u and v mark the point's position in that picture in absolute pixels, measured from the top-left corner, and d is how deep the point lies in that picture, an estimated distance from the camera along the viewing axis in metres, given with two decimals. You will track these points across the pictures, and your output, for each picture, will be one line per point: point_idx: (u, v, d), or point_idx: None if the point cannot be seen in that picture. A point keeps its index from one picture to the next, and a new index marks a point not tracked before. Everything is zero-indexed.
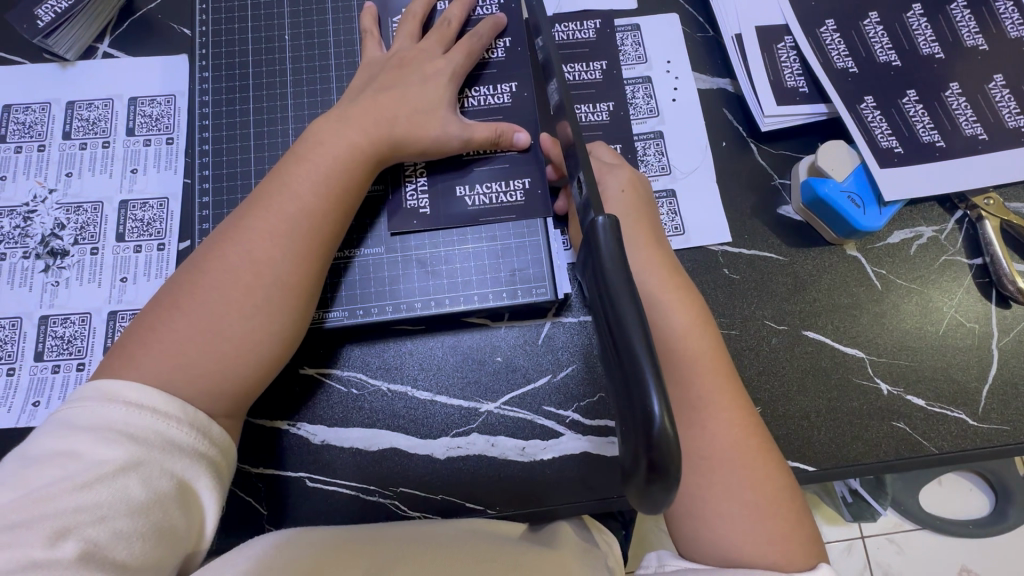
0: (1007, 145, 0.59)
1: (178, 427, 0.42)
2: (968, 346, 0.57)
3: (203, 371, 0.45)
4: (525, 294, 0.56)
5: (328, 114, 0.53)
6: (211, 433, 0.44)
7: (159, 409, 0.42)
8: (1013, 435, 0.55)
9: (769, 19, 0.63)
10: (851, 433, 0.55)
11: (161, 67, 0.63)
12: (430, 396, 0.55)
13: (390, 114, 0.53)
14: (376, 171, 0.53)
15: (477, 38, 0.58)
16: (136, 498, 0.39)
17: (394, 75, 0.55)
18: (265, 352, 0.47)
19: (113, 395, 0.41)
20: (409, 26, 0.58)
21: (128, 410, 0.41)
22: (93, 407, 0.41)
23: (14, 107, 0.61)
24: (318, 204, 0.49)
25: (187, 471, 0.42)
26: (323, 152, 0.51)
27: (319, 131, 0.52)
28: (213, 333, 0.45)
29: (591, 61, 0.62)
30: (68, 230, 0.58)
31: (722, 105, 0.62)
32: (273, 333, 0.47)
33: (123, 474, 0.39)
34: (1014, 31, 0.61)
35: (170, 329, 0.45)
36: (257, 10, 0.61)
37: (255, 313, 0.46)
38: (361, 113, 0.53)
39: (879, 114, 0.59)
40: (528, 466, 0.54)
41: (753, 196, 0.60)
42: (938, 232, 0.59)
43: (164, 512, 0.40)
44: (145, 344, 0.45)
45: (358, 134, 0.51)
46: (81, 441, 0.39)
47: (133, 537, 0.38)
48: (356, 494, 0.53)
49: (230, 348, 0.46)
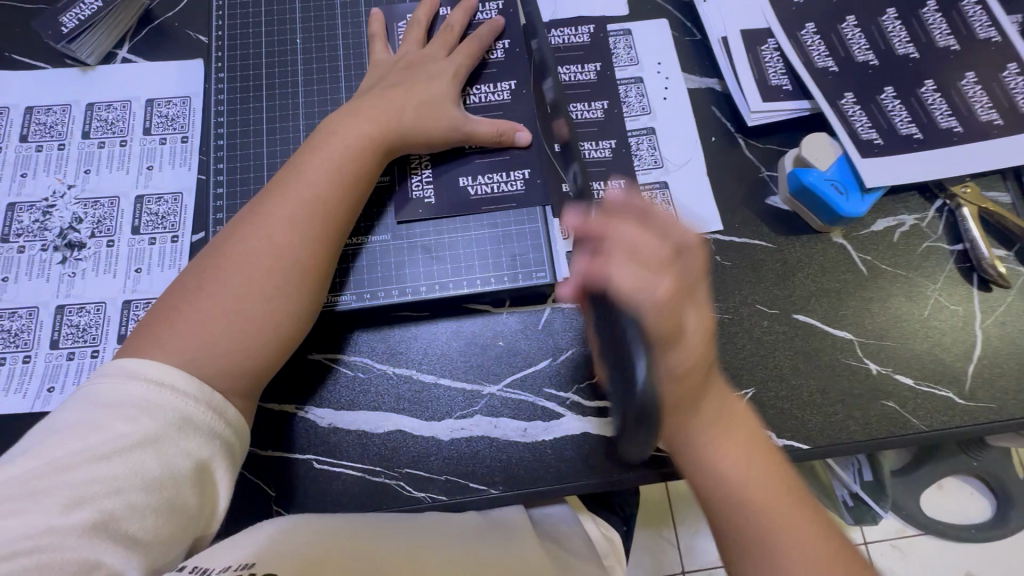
0: (981, 137, 0.62)
1: (197, 406, 0.44)
2: (951, 328, 0.59)
3: (226, 347, 0.47)
4: (526, 279, 0.58)
5: (339, 110, 0.57)
6: (227, 414, 0.45)
7: (179, 389, 0.43)
8: (999, 412, 0.57)
9: (753, 22, 0.67)
10: (842, 412, 0.56)
11: (177, 70, 0.66)
12: (434, 378, 0.57)
13: (397, 112, 0.56)
14: (386, 160, 0.56)
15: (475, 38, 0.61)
16: (151, 474, 0.41)
17: (398, 76, 0.59)
18: (284, 331, 0.49)
19: (136, 372, 0.43)
20: (414, 33, 0.62)
21: (150, 387, 0.43)
22: (118, 382, 0.43)
23: (36, 109, 0.64)
24: (331, 191, 0.52)
25: (202, 450, 0.43)
26: (336, 143, 0.54)
27: (331, 124, 0.55)
28: (235, 311, 0.48)
29: (586, 62, 0.66)
30: (86, 223, 0.61)
31: (710, 103, 0.65)
32: (291, 313, 0.50)
33: (140, 450, 0.41)
34: (983, 32, 0.65)
35: (193, 310, 0.47)
36: (270, 16, 0.65)
37: (275, 292, 0.49)
38: (370, 107, 0.56)
39: (859, 109, 0.62)
40: (530, 446, 0.55)
41: (743, 188, 0.63)
42: (920, 220, 0.62)
43: (176, 490, 0.42)
44: (169, 323, 0.47)
45: (369, 127, 0.55)
46: (104, 415, 0.41)
47: (146, 512, 0.40)
48: (361, 476, 0.55)
49: (251, 325, 0.48)
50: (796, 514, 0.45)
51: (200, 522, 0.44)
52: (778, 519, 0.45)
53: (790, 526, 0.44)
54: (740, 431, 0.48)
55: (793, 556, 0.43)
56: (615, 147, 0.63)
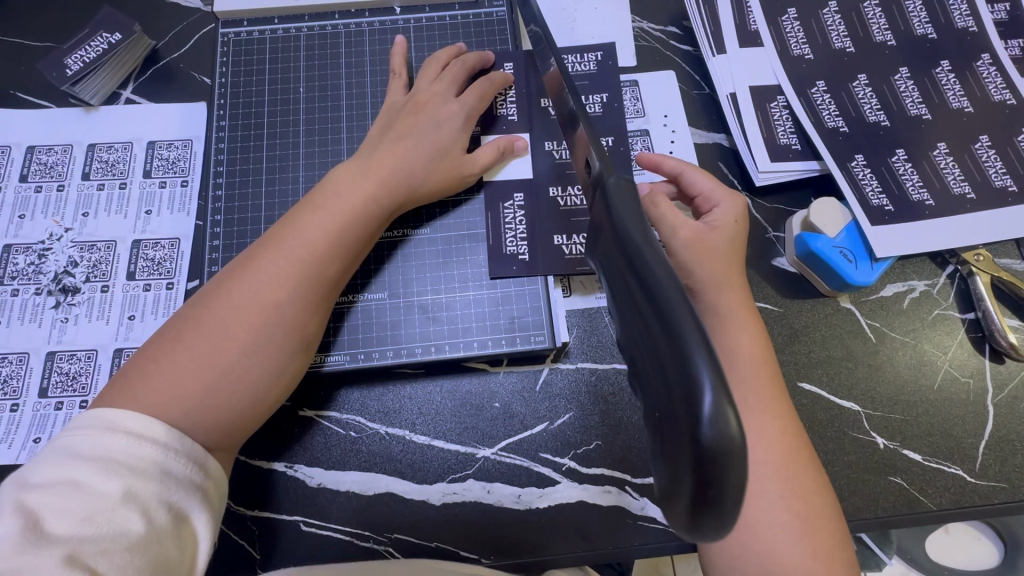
0: (995, 204, 0.60)
1: (176, 458, 0.43)
2: (963, 401, 0.57)
3: (201, 407, 0.45)
4: (524, 341, 0.57)
5: (348, 163, 0.56)
6: (207, 466, 0.45)
7: (159, 440, 0.42)
8: (1011, 492, 0.55)
9: (762, 79, 0.66)
10: (848, 487, 0.54)
11: (180, 113, 0.66)
12: (427, 440, 0.55)
13: (407, 164, 0.55)
14: (389, 215, 0.55)
15: (490, 80, 0.61)
16: (134, 531, 0.39)
17: (408, 119, 0.58)
18: (260, 390, 0.48)
19: (113, 425, 0.42)
20: (432, 71, 0.61)
21: (130, 440, 0.41)
22: (96, 435, 0.41)
23: (37, 149, 0.64)
24: (326, 252, 0.51)
25: (183, 502, 0.42)
26: (336, 197, 0.53)
27: (336, 178, 0.54)
28: (212, 370, 0.46)
29: (592, 93, 0.65)
30: (81, 268, 0.60)
31: (717, 159, 0.64)
32: (271, 374, 0.49)
33: (123, 506, 0.39)
34: (997, 94, 0.64)
35: (172, 360, 0.46)
36: (275, 62, 0.64)
37: (258, 353, 0.48)
38: (377, 162, 0.55)
39: (869, 172, 0.61)
40: (523, 514, 0.54)
41: (749, 248, 0.61)
42: (930, 286, 0.60)
43: (161, 546, 0.39)
44: (146, 373, 0.46)
45: (372, 185, 0.54)
46: (83, 470, 0.39)
47: (130, 571, 0.38)
48: (349, 539, 0.53)
49: (229, 385, 0.47)
50: (816, 503, 0.46)
51: None
52: (801, 516, 0.45)
53: (810, 517, 0.45)
54: (776, 421, 0.47)
55: (811, 546, 0.44)
56: None
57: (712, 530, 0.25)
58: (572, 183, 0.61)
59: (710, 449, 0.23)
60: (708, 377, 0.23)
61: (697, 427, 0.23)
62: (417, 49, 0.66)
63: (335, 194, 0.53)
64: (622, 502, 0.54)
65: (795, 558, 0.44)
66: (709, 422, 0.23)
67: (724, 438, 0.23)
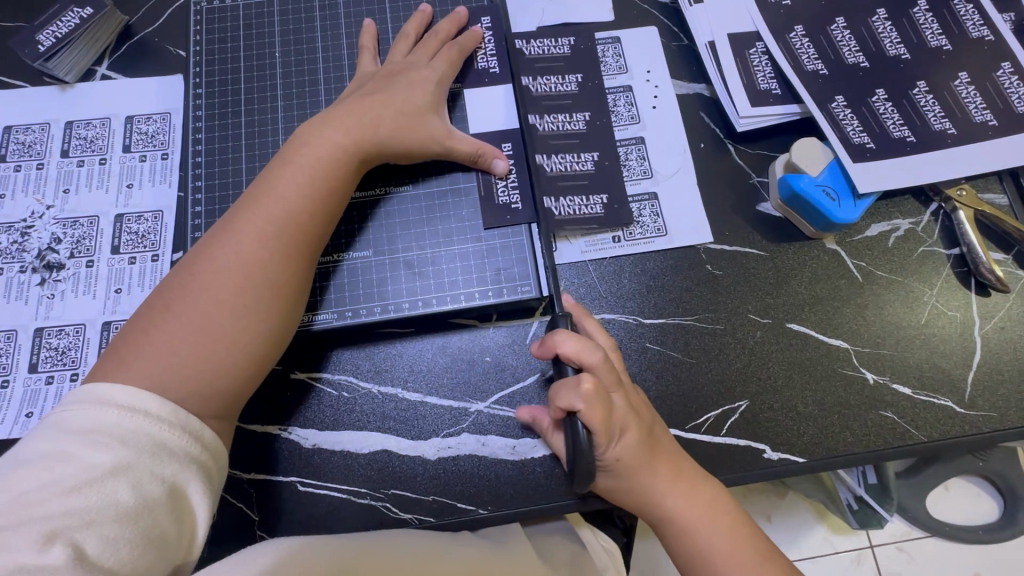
0: (976, 139, 0.60)
1: (170, 430, 0.42)
2: (950, 335, 0.57)
3: (196, 369, 0.46)
4: (511, 292, 0.57)
5: (315, 118, 0.55)
6: (202, 437, 0.44)
7: (152, 413, 0.42)
8: (1001, 421, 0.55)
9: (740, 26, 0.65)
10: (839, 424, 0.55)
11: (157, 86, 0.65)
12: (420, 397, 0.56)
13: (374, 117, 0.55)
14: (361, 169, 0.55)
15: (462, 50, 0.61)
16: (125, 503, 0.39)
17: (379, 84, 0.58)
18: (254, 351, 0.48)
19: (104, 398, 0.42)
20: (402, 44, 0.61)
21: (122, 413, 0.41)
22: (87, 410, 0.41)
23: (14, 129, 0.63)
24: (304, 209, 0.51)
25: (177, 475, 0.42)
26: (309, 156, 0.53)
27: (306, 134, 0.54)
28: (204, 334, 0.46)
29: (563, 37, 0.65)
30: (65, 244, 0.60)
31: (699, 109, 0.64)
32: (262, 333, 0.49)
33: (113, 478, 0.39)
34: (974, 31, 0.64)
35: (162, 330, 0.46)
36: (249, 28, 0.64)
37: (246, 313, 0.48)
38: (344, 115, 0.55)
39: (851, 112, 0.61)
40: (519, 464, 0.54)
41: (733, 195, 0.62)
42: (915, 224, 0.60)
43: (153, 518, 0.40)
44: (138, 345, 0.46)
45: (341, 136, 0.54)
46: (74, 444, 0.39)
47: (121, 544, 0.38)
48: (347, 498, 0.53)
49: (220, 346, 0.47)
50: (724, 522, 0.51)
51: (180, 551, 0.42)
52: (723, 547, 0.50)
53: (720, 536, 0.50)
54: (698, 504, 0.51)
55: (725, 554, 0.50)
56: (597, 161, 0.61)
57: None
58: (555, 151, 0.61)
59: None
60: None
61: None
62: (392, 10, 0.65)
63: (305, 147, 0.52)
64: None
65: (703, 563, 0.50)
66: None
67: None
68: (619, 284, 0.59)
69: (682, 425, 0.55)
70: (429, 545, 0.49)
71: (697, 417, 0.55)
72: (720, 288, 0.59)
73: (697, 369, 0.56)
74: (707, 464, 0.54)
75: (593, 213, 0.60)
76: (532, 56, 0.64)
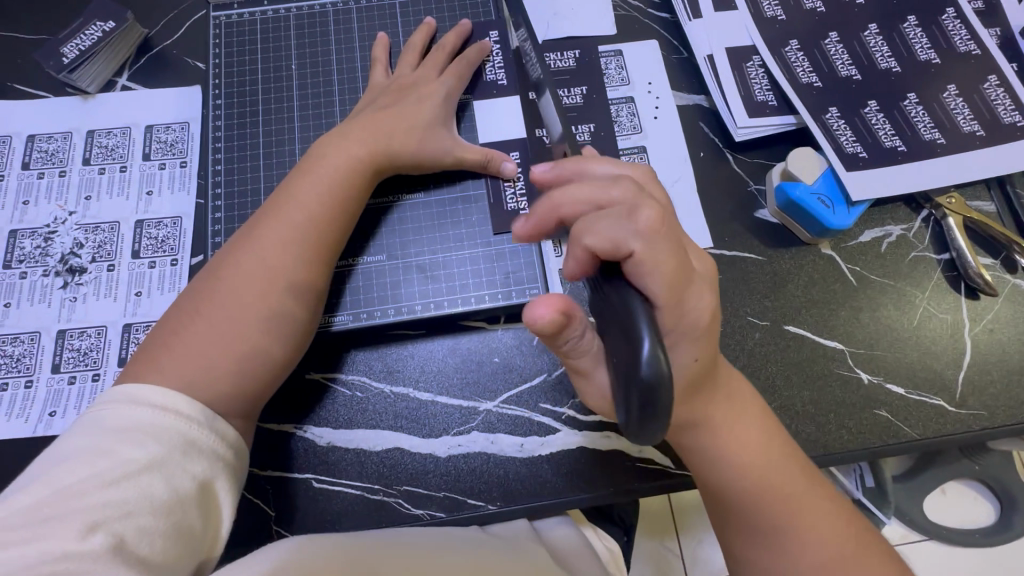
0: (964, 148, 0.63)
1: (199, 429, 0.44)
2: (941, 337, 0.60)
3: (223, 371, 0.48)
4: (519, 295, 0.59)
5: (333, 131, 0.58)
6: (228, 436, 0.46)
7: (183, 412, 0.44)
8: (990, 419, 0.57)
9: (737, 40, 0.68)
10: (835, 422, 0.57)
11: (175, 97, 0.67)
12: (431, 396, 0.57)
13: (388, 128, 0.57)
14: (376, 178, 0.57)
15: (470, 63, 0.63)
16: (158, 497, 0.41)
17: (391, 96, 0.60)
18: (278, 354, 0.50)
19: (138, 398, 0.44)
20: (411, 56, 0.64)
21: (155, 412, 0.43)
22: (122, 409, 0.43)
23: (38, 137, 0.65)
24: (323, 218, 0.53)
25: (207, 472, 0.44)
26: (327, 166, 0.55)
27: (324, 146, 0.56)
28: (231, 336, 0.49)
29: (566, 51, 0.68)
30: (87, 249, 0.62)
31: (698, 120, 0.67)
32: (286, 336, 0.51)
33: (148, 473, 0.41)
34: (962, 46, 0.67)
35: (191, 333, 0.48)
36: (266, 41, 0.66)
37: (271, 317, 0.50)
38: (360, 127, 0.57)
39: (844, 123, 0.64)
40: (526, 462, 0.56)
41: (732, 202, 0.64)
42: (907, 230, 0.63)
43: (184, 512, 0.42)
44: (167, 347, 0.48)
45: (357, 147, 0.56)
46: (111, 441, 0.41)
47: (155, 535, 0.40)
48: (360, 494, 0.55)
49: (246, 348, 0.49)
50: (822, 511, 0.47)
51: (206, 545, 0.43)
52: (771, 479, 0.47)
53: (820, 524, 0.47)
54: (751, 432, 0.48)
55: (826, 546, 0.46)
56: None
57: (656, 428, 0.35)
58: None
59: (649, 380, 0.34)
60: (646, 338, 0.35)
61: (639, 366, 0.34)
62: (404, 24, 0.68)
63: (323, 158, 0.55)
64: (621, 445, 0.56)
65: (748, 493, 0.47)
66: (646, 361, 0.34)
67: (657, 370, 0.34)
68: None
69: None
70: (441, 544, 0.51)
71: None
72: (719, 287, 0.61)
73: None
74: None
75: None
76: None
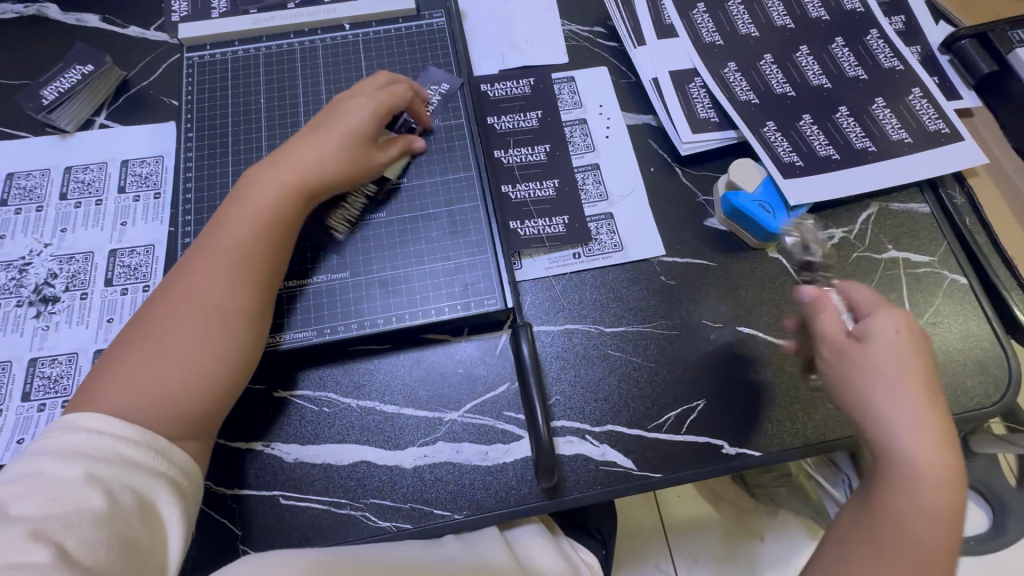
0: (893, 154, 0.67)
1: (137, 448, 0.45)
2: None
3: (163, 396, 0.48)
4: (479, 306, 0.61)
5: (264, 161, 0.59)
6: (169, 454, 0.47)
7: (120, 433, 0.45)
8: None
9: (679, 64, 0.73)
10: (790, 418, 0.59)
11: (150, 132, 0.71)
12: (396, 409, 0.59)
13: (313, 151, 0.59)
14: (307, 205, 0.59)
15: (402, 85, 0.64)
16: (98, 509, 0.42)
17: (319, 123, 0.62)
18: (221, 375, 0.51)
19: (77, 423, 0.45)
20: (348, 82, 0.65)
21: (91, 434, 0.45)
22: (63, 433, 0.45)
23: (16, 175, 0.68)
24: (250, 242, 0.54)
25: (145, 486, 0.44)
26: (257, 195, 0.56)
27: (255, 177, 0.58)
28: (169, 363, 0.49)
29: (521, 78, 0.72)
30: (60, 278, 0.64)
31: (648, 137, 0.71)
32: (224, 357, 0.51)
33: (86, 488, 0.42)
34: (886, 62, 0.72)
35: (129, 364, 0.49)
36: (237, 79, 0.70)
37: (205, 341, 0.51)
38: (286, 156, 0.59)
39: (781, 135, 0.68)
40: (492, 469, 0.57)
41: (682, 212, 0.67)
42: (847, 233, 0.66)
43: (125, 524, 0.42)
44: (105, 380, 0.49)
45: (286, 174, 0.57)
46: (49, 461, 0.43)
47: (97, 545, 0.41)
48: (326, 509, 0.55)
49: (181, 373, 0.49)
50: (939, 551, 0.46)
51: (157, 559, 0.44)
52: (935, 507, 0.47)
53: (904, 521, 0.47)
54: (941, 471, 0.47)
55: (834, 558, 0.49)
56: (559, 186, 0.67)
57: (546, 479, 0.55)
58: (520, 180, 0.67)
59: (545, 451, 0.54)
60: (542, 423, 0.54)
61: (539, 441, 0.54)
62: (367, 59, 0.72)
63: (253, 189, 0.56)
64: (583, 449, 0.57)
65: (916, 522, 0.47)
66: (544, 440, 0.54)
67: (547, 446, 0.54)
68: (580, 296, 0.63)
69: (646, 425, 0.58)
70: (409, 556, 0.51)
71: (658, 418, 0.59)
72: (670, 293, 0.64)
73: (657, 371, 0.60)
74: (671, 461, 0.57)
75: (557, 232, 0.65)
76: (496, 97, 0.71)
